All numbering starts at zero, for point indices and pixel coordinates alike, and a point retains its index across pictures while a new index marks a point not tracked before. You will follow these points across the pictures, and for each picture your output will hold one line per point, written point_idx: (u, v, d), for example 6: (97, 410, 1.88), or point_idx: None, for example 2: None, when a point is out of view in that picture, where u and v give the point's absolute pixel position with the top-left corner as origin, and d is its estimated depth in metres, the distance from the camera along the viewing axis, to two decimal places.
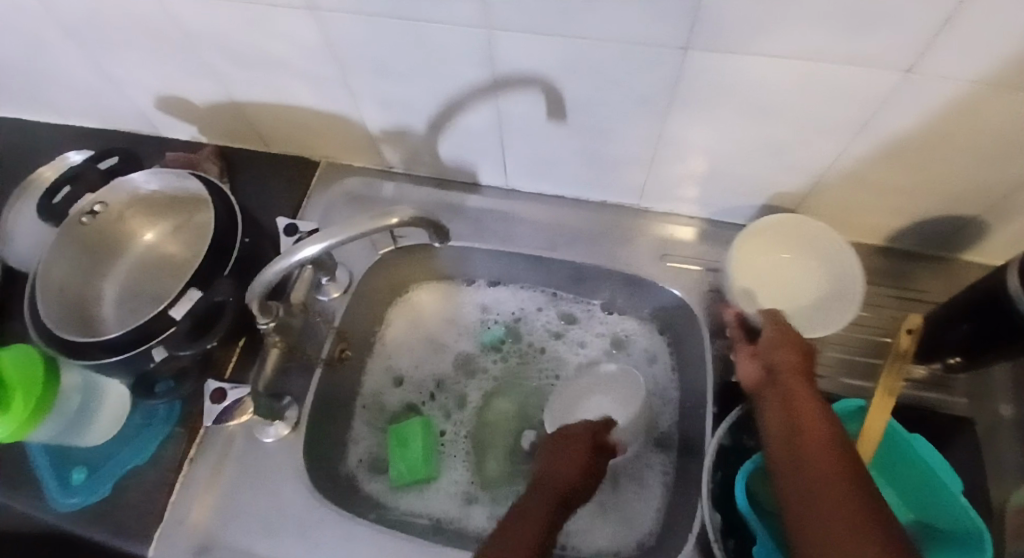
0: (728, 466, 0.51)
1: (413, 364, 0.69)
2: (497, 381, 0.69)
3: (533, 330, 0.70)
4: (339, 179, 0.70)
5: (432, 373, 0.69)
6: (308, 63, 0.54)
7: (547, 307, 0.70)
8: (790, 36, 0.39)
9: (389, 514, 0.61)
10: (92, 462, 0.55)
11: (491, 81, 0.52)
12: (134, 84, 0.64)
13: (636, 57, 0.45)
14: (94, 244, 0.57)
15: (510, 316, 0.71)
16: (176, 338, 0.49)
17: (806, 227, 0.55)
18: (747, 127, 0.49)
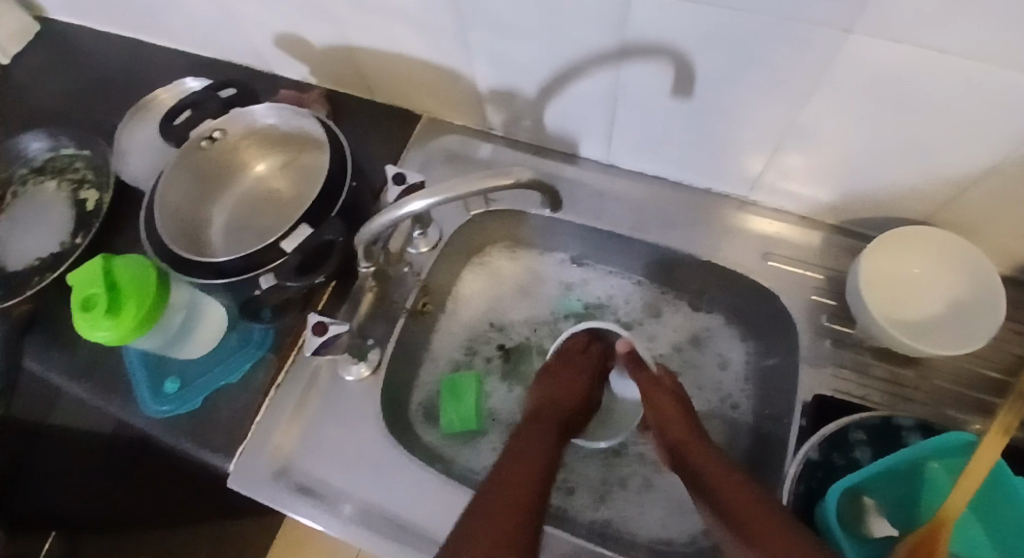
0: (813, 480, 0.49)
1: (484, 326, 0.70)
2: None
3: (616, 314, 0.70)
4: (438, 135, 0.70)
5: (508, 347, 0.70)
6: (432, 14, 0.54)
7: (633, 295, 0.70)
8: (971, 29, 0.36)
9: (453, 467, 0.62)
10: (187, 375, 0.58)
11: (617, 49, 0.50)
12: (256, 19, 0.65)
13: (784, 39, 0.42)
14: (209, 170, 0.59)
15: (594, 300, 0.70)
16: (286, 271, 0.49)
17: (957, 249, 0.52)
18: (889, 126, 0.46)
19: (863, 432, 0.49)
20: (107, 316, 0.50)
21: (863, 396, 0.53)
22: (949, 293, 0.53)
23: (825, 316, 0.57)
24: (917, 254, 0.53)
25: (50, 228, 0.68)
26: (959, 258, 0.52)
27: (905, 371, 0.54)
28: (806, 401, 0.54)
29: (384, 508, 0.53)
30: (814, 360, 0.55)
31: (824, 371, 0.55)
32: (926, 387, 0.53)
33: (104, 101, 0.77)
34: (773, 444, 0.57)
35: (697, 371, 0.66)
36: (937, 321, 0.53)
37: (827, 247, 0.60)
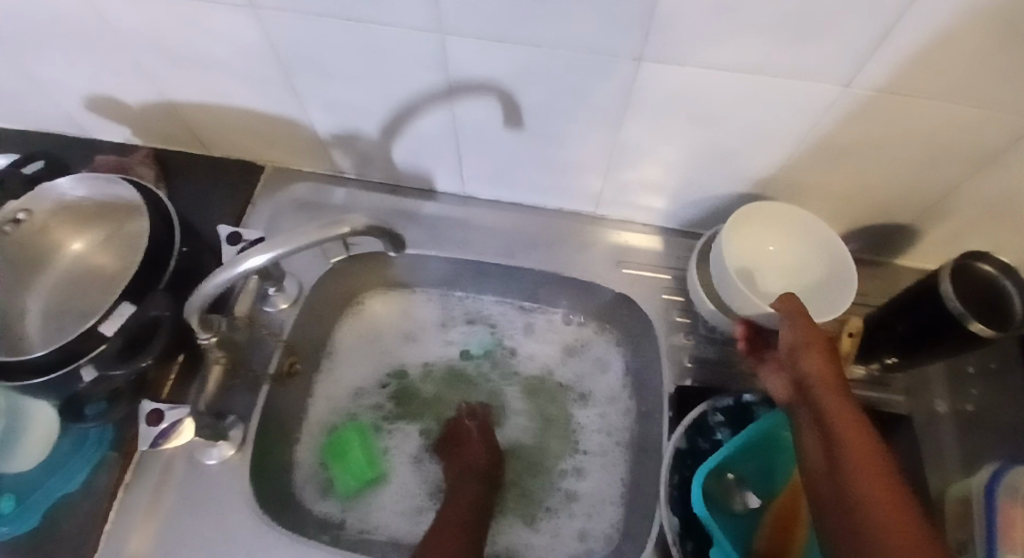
0: (685, 468, 0.51)
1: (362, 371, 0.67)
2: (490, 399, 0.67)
3: (513, 344, 0.69)
4: (286, 184, 0.67)
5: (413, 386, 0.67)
6: (252, 66, 0.52)
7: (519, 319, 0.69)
8: (735, 50, 0.40)
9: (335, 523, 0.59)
10: (22, 489, 0.51)
11: (446, 87, 0.51)
12: (58, 83, 0.59)
13: (586, 66, 0.45)
14: (14, 257, 0.53)
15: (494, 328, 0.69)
16: (107, 358, 0.45)
17: (803, 220, 0.56)
18: (695, 135, 0.50)
19: (721, 414, 0.53)
20: None
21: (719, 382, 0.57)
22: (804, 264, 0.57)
23: (678, 313, 0.61)
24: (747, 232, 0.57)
25: None
26: (807, 230, 0.56)
27: None
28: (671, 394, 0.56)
29: None
30: (673, 355, 0.58)
31: (684, 364, 0.58)
32: None
33: None
34: (651, 441, 0.59)
35: (591, 385, 0.66)
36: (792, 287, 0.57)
37: (673, 248, 0.64)
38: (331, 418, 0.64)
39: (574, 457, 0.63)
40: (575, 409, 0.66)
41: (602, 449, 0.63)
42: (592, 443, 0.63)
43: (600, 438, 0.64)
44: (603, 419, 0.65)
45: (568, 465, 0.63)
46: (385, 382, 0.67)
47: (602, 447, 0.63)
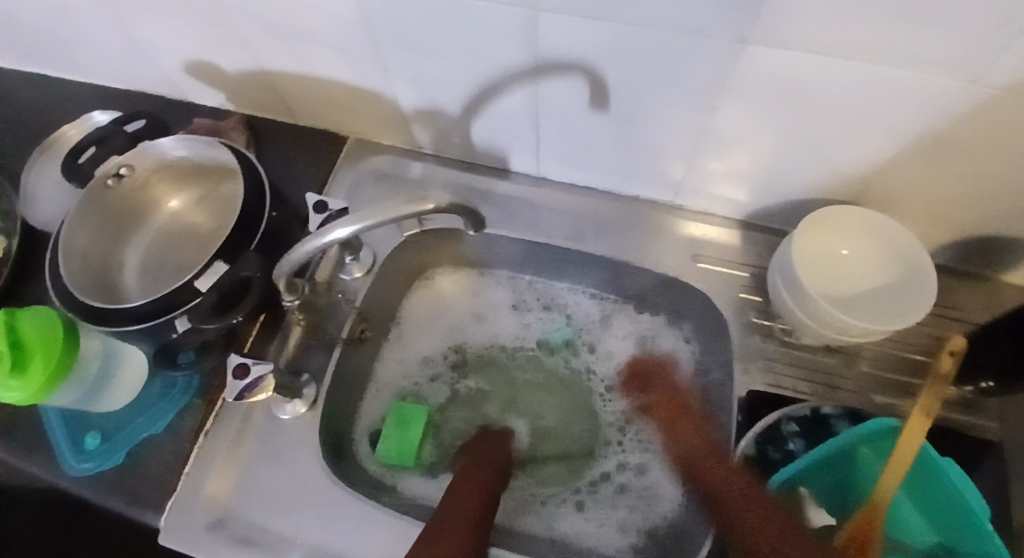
0: (752, 475, 0.50)
1: (433, 348, 0.68)
2: (565, 388, 0.67)
3: (585, 336, 0.68)
4: (366, 156, 0.69)
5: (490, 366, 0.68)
6: (343, 38, 0.53)
7: (594, 310, 0.69)
8: (851, 36, 0.37)
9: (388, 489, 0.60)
10: (110, 428, 0.55)
11: (534, 66, 0.50)
12: (161, 47, 0.62)
13: (684, 48, 0.43)
14: (118, 209, 0.56)
15: (566, 316, 0.69)
16: (202, 313, 0.46)
17: (889, 233, 0.52)
18: (794, 126, 0.47)
19: (795, 423, 0.51)
20: (13, 375, 0.47)
21: (794, 389, 0.55)
22: (882, 279, 0.53)
23: (755, 313, 0.58)
24: (842, 234, 0.53)
25: None
26: (894, 243, 0.52)
27: (834, 361, 0.56)
28: (741, 397, 0.55)
29: (330, 549, 0.51)
30: (746, 356, 0.56)
31: (756, 367, 0.56)
32: (852, 373, 0.55)
33: (6, 141, 0.72)
34: None
35: (660, 380, 0.65)
36: (861, 301, 0.53)
37: (752, 245, 0.61)
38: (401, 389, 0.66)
39: (635, 452, 0.62)
40: (639, 404, 0.64)
41: (669, 453, 0.61)
42: (659, 442, 0.62)
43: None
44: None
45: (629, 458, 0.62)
46: (447, 355, 0.68)
47: (668, 449, 0.62)
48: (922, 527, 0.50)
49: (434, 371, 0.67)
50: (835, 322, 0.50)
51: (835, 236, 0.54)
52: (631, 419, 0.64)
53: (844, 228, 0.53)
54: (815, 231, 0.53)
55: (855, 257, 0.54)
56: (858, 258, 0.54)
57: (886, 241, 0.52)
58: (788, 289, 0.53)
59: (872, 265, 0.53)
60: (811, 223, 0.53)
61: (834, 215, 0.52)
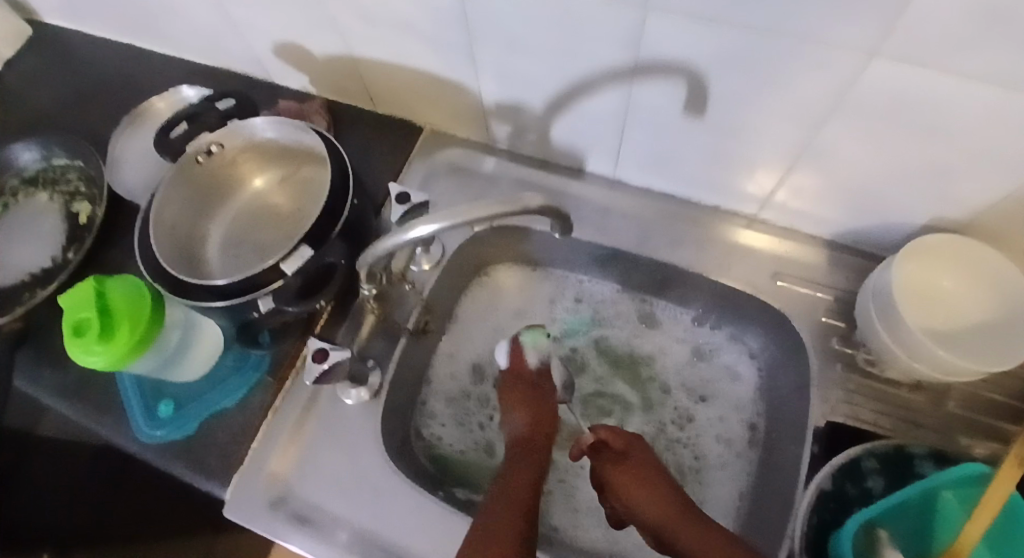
0: (827, 510, 0.49)
1: (474, 340, 0.67)
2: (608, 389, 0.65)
3: (623, 337, 0.67)
4: (441, 147, 0.68)
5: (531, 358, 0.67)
6: (437, 27, 0.53)
7: (636, 309, 0.67)
8: (993, 57, 0.35)
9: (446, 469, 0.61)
10: (182, 397, 0.56)
11: (630, 67, 0.49)
12: (255, 27, 0.63)
13: (799, 57, 0.41)
14: (207, 185, 0.57)
15: (609, 313, 0.68)
16: (285, 295, 0.49)
17: (999, 268, 0.49)
18: (905, 147, 0.45)
19: (876, 460, 0.49)
20: (99, 341, 0.48)
21: (875, 423, 0.52)
22: (981, 315, 0.51)
23: (836, 339, 0.56)
24: (943, 263, 0.50)
25: (42, 239, 0.66)
26: (1000, 280, 0.49)
27: (920, 397, 0.53)
28: (819, 427, 0.52)
29: (384, 537, 0.51)
30: (824, 383, 0.54)
31: (834, 395, 0.54)
32: (939, 413, 0.52)
33: (96, 108, 0.75)
34: (779, 467, 0.55)
35: (717, 390, 0.63)
36: (958, 336, 0.51)
37: (837, 267, 0.58)
38: (452, 393, 0.65)
39: (687, 457, 0.61)
40: (694, 411, 0.63)
41: (721, 461, 0.60)
42: (711, 453, 0.61)
43: (719, 448, 0.61)
44: (722, 423, 0.62)
45: (680, 454, 0.61)
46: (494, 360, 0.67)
47: (721, 458, 0.60)
48: None
49: (479, 367, 0.66)
50: (933, 356, 0.48)
51: (932, 264, 0.51)
52: (687, 421, 0.63)
53: (942, 257, 0.50)
54: (911, 259, 0.51)
55: (953, 287, 0.51)
56: (958, 290, 0.51)
57: (994, 278, 0.49)
58: (883, 317, 0.50)
59: (970, 299, 0.51)
60: (910, 253, 0.50)
61: (940, 243, 0.49)
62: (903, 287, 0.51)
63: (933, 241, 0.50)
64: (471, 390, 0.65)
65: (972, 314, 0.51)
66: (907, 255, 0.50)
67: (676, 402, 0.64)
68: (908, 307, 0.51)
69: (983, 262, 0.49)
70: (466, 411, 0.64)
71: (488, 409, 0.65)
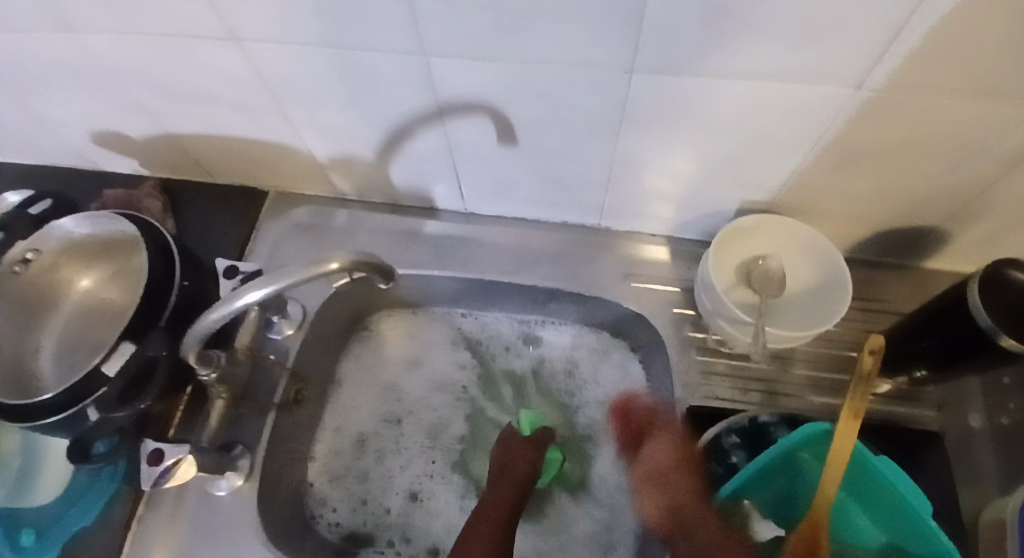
0: (697, 493, 0.51)
1: (357, 403, 0.66)
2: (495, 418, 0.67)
3: (503, 364, 0.68)
4: (290, 209, 0.68)
5: (420, 399, 0.67)
6: (243, 96, 0.53)
7: (515, 333, 0.68)
8: (725, 57, 0.39)
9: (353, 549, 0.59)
10: (43, 523, 0.52)
11: (436, 108, 0.50)
12: (64, 121, 0.61)
13: (577, 83, 0.44)
14: (31, 298, 0.54)
15: (485, 340, 0.69)
16: (108, 401, 0.46)
17: (805, 235, 0.52)
18: (697, 144, 0.48)
19: (736, 435, 0.52)
20: None
21: (734, 399, 0.55)
22: (811, 281, 0.53)
23: (691, 326, 0.58)
24: (764, 241, 0.54)
25: None
26: (814, 248, 0.53)
27: (772, 368, 0.56)
28: (683, 414, 0.55)
29: None
30: (684, 371, 0.56)
31: (695, 381, 0.56)
32: (792, 379, 0.55)
33: None
34: None
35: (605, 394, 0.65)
36: (794, 304, 0.54)
37: (682, 259, 0.62)
38: (337, 471, 0.62)
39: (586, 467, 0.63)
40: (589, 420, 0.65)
41: (618, 458, 0.62)
42: (608, 456, 0.63)
43: (614, 448, 0.63)
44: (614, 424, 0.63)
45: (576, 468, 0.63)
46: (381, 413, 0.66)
47: (618, 454, 0.63)
48: (869, 529, 0.50)
49: (365, 439, 0.64)
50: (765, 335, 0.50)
51: (756, 239, 0.54)
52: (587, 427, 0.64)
53: (758, 232, 0.53)
54: (732, 238, 0.54)
55: (788, 258, 0.54)
56: (793, 261, 0.53)
57: (807, 239, 0.53)
58: (712, 303, 0.53)
59: (800, 265, 0.54)
60: (727, 234, 0.53)
61: (754, 221, 0.53)
62: (728, 269, 0.54)
63: (745, 222, 0.53)
64: (356, 465, 0.63)
65: (806, 280, 0.54)
66: (727, 233, 0.53)
67: (563, 413, 0.66)
68: (737, 288, 0.54)
69: (789, 227, 0.53)
70: (353, 490, 0.62)
71: (373, 483, 0.63)
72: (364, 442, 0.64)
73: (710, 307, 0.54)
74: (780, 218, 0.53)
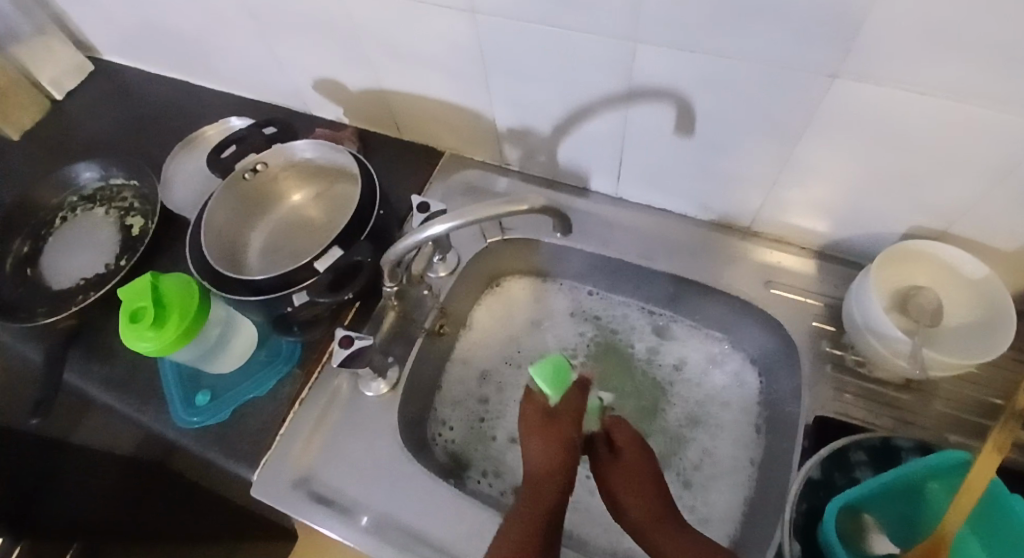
0: (816, 499, 0.51)
1: (487, 349, 0.72)
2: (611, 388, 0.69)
3: (624, 342, 0.71)
4: (459, 169, 0.75)
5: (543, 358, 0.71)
6: (453, 60, 0.60)
7: (642, 321, 0.71)
8: (934, 76, 0.41)
9: (460, 473, 0.65)
10: (218, 388, 0.62)
11: (625, 92, 0.55)
12: (296, 63, 0.72)
13: (774, 85, 0.47)
14: (252, 198, 0.65)
15: (612, 319, 0.72)
16: (319, 288, 0.55)
17: (967, 271, 0.53)
18: (877, 159, 0.50)
19: (865, 452, 0.52)
20: (152, 328, 0.53)
21: (863, 418, 0.55)
22: (968, 318, 0.53)
23: (827, 342, 0.59)
24: (921, 271, 0.55)
25: (94, 249, 0.73)
26: (976, 287, 0.53)
27: (907, 396, 0.56)
28: (808, 423, 0.56)
29: (398, 517, 0.55)
30: (813, 382, 0.58)
31: (823, 393, 0.57)
32: (927, 412, 0.55)
33: (152, 137, 0.84)
34: (776, 466, 0.58)
35: (721, 394, 0.67)
36: (947, 336, 0.53)
37: (825, 276, 0.63)
38: (459, 397, 0.69)
39: (694, 455, 0.64)
40: (702, 415, 0.66)
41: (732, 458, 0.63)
42: (719, 451, 0.64)
43: (727, 443, 0.64)
44: (725, 421, 0.65)
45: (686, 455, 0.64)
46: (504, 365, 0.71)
47: (728, 449, 0.64)
48: None
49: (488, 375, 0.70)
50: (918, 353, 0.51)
51: (917, 268, 0.55)
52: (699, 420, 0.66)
53: (918, 261, 0.54)
54: (892, 260, 0.55)
55: (945, 291, 0.54)
56: (948, 295, 0.54)
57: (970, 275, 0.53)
58: (862, 317, 0.54)
59: (954, 299, 0.54)
60: (887, 254, 0.54)
61: (921, 245, 0.53)
62: (886, 288, 0.55)
63: (906, 246, 0.54)
64: (476, 393, 0.69)
65: (961, 317, 0.54)
66: (886, 255, 0.55)
67: (680, 397, 0.67)
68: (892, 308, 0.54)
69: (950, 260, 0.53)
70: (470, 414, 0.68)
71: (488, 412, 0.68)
72: (486, 386, 0.70)
73: (859, 320, 0.55)
74: (944, 249, 0.53)
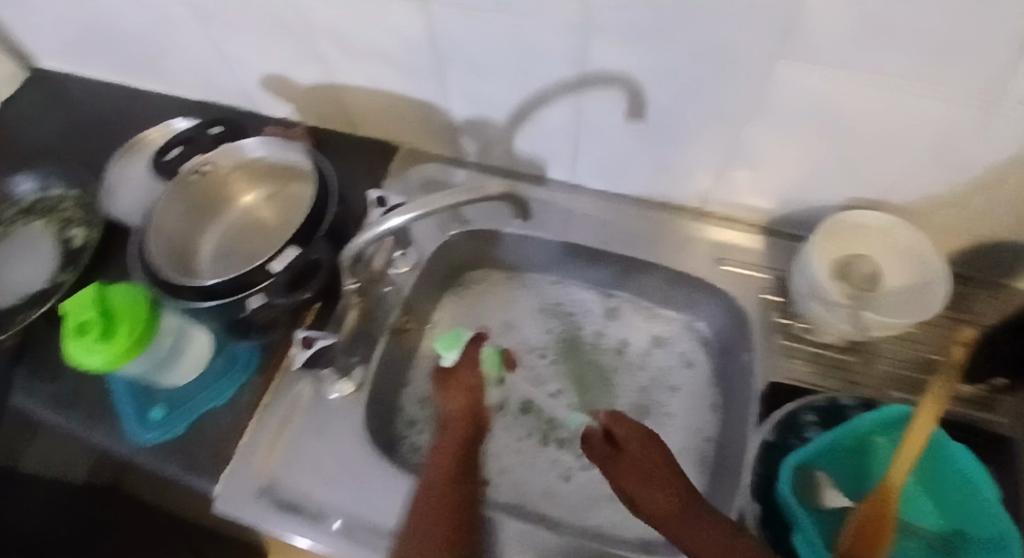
0: (771, 461, 0.53)
1: None
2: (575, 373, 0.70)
3: (585, 329, 0.73)
4: (415, 164, 0.75)
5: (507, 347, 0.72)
6: (406, 54, 0.60)
7: (601, 307, 0.73)
8: (862, 54, 0.43)
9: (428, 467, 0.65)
10: (174, 400, 0.60)
11: (577, 80, 0.56)
12: (242, 62, 0.70)
13: (719, 68, 0.49)
14: (202, 201, 0.63)
15: (573, 305, 0.74)
16: (276, 289, 0.55)
17: (902, 237, 0.56)
18: (817, 137, 0.52)
19: (815, 414, 0.55)
20: (100, 339, 0.50)
21: (815, 382, 0.58)
22: (906, 281, 0.56)
23: (777, 313, 0.62)
24: (862, 239, 0.57)
25: (33, 265, 0.70)
26: (911, 253, 0.56)
27: (852, 360, 0.59)
28: (763, 390, 0.58)
29: (367, 517, 0.54)
30: (766, 353, 0.60)
31: (776, 362, 0.60)
32: (871, 373, 0.59)
33: (92, 144, 0.80)
34: (735, 436, 0.60)
35: (680, 370, 0.69)
36: (888, 298, 0.56)
37: (774, 252, 0.66)
38: (425, 393, 0.69)
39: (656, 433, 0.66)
40: (663, 392, 0.68)
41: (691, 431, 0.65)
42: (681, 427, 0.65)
43: (689, 417, 0.66)
44: (685, 398, 0.67)
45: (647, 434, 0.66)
46: None
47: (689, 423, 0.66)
48: (933, 514, 0.52)
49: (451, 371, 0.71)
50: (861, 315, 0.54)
51: (859, 236, 0.57)
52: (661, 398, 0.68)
53: (859, 231, 0.57)
54: (835, 231, 0.58)
55: (885, 258, 0.57)
56: (889, 261, 0.57)
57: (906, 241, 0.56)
58: (808, 286, 0.57)
59: (894, 265, 0.57)
60: (829, 225, 0.57)
61: (857, 216, 0.57)
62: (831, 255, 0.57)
63: (846, 216, 0.57)
64: None
65: (901, 279, 0.57)
66: (829, 225, 0.57)
67: (641, 379, 0.69)
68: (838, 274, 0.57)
69: (886, 228, 0.56)
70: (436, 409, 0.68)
71: None
72: None
73: (805, 288, 0.57)
74: (882, 218, 0.56)
